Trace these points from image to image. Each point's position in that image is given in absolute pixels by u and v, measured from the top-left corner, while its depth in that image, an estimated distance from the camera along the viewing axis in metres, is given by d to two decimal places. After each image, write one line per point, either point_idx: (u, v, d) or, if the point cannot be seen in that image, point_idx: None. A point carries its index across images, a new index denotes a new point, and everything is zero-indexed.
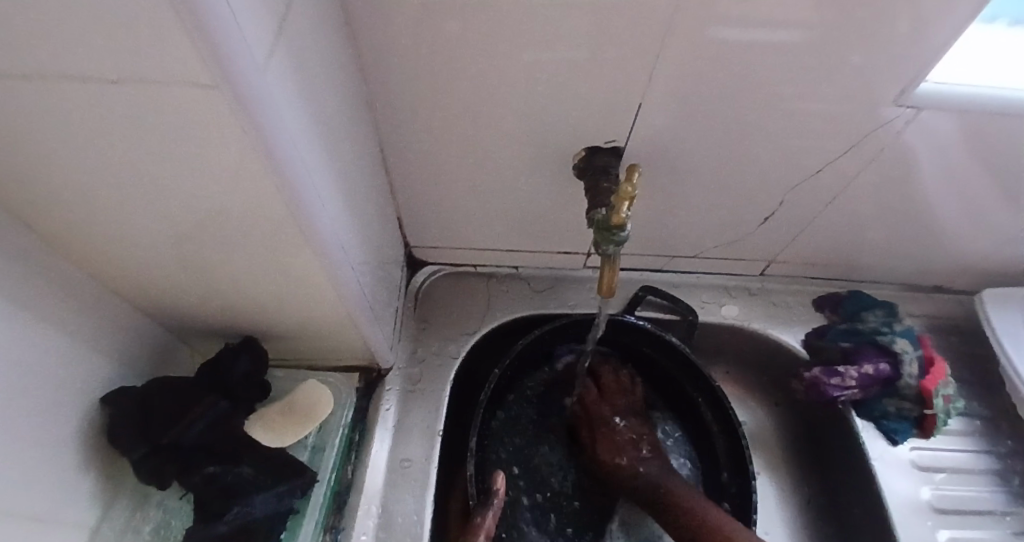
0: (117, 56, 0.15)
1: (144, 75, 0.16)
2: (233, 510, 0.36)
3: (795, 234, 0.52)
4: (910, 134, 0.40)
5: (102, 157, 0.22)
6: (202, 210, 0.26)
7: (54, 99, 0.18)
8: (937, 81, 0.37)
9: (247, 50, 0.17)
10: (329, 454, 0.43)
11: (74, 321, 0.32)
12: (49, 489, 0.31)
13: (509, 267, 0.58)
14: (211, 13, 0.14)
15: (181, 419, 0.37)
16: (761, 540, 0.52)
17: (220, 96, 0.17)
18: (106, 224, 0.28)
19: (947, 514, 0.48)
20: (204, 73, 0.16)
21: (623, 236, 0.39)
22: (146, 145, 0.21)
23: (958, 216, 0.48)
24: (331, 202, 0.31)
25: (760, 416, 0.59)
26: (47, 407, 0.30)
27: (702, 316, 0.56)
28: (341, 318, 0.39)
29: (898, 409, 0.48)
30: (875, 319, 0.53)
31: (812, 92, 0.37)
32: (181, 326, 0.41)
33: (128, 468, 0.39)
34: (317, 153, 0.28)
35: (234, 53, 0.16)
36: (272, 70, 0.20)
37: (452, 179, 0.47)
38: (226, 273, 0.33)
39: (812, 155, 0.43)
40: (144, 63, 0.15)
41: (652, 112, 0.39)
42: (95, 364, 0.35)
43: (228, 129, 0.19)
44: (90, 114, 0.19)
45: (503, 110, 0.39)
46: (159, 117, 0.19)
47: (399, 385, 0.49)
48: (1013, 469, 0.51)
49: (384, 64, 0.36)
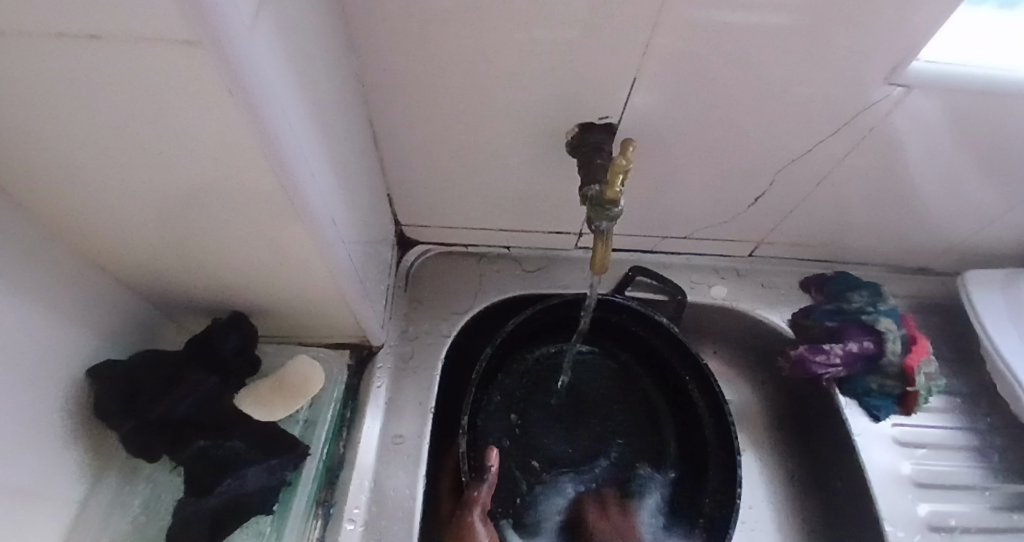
0: (89, 13, 0.14)
1: (117, 34, 0.15)
2: (226, 482, 0.36)
3: (784, 216, 0.52)
4: (899, 115, 0.40)
5: (79, 123, 0.21)
6: (185, 180, 0.26)
7: (22, 59, 0.17)
8: (928, 60, 0.37)
9: (234, 8, 0.16)
10: (320, 428, 0.43)
11: (55, 296, 0.32)
12: (35, 466, 0.31)
13: (501, 248, 0.58)
14: None
15: (170, 394, 0.36)
16: (744, 512, 0.54)
17: (205, 57, 0.17)
18: (85, 194, 0.27)
19: (926, 488, 0.49)
20: (189, 31, 0.15)
21: (617, 212, 0.39)
22: (123, 108, 0.20)
23: (943, 197, 0.49)
24: (320, 174, 0.31)
25: (747, 395, 0.60)
26: (30, 382, 0.30)
27: (692, 297, 0.57)
28: (331, 294, 0.39)
29: (880, 385, 0.49)
30: (861, 298, 0.53)
31: (805, 71, 0.37)
32: (167, 303, 0.40)
33: (116, 444, 0.38)
34: (305, 123, 0.28)
35: (219, 14, 0.15)
36: (259, 33, 0.19)
37: (443, 156, 0.46)
38: (212, 246, 0.33)
39: (803, 135, 0.43)
40: (118, 22, 0.15)
41: (645, 89, 0.39)
42: (78, 340, 0.34)
43: (216, 91, 0.19)
44: (63, 75, 0.18)
45: (495, 86, 0.39)
46: (135, 79, 0.18)
47: (390, 363, 0.49)
48: (990, 443, 0.53)
49: (371, 35, 0.35)
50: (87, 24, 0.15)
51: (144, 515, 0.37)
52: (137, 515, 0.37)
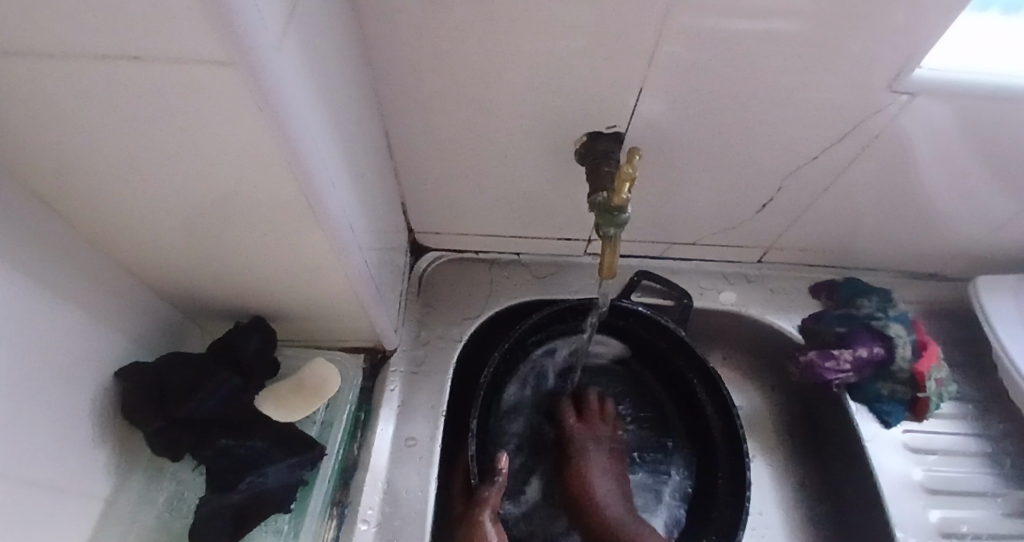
0: (136, 36, 0.16)
1: (160, 53, 0.17)
2: (247, 480, 0.37)
3: (792, 221, 0.53)
4: (904, 120, 0.41)
5: (119, 136, 0.22)
6: (213, 189, 0.27)
7: (74, 77, 0.18)
8: (930, 67, 0.37)
9: (260, 27, 0.17)
10: (336, 430, 0.44)
11: (88, 299, 0.33)
12: (66, 462, 0.32)
13: (511, 254, 0.59)
14: None
15: (194, 394, 0.37)
16: (754, 519, 0.53)
17: (237, 74, 0.18)
18: (119, 202, 0.28)
19: (938, 494, 0.49)
20: (222, 49, 0.16)
21: (624, 217, 0.40)
22: (162, 122, 0.21)
23: (951, 202, 0.49)
24: (339, 182, 0.32)
25: (756, 400, 0.60)
26: (63, 380, 0.31)
27: (700, 302, 0.57)
28: (347, 298, 0.40)
29: (891, 391, 0.49)
30: (870, 304, 0.53)
31: (809, 78, 0.38)
32: (190, 306, 0.42)
33: (141, 443, 0.40)
34: (326, 134, 0.29)
35: (249, 33, 0.16)
36: (282, 48, 0.20)
37: (455, 164, 0.47)
38: (235, 252, 0.34)
39: (808, 142, 0.43)
40: (163, 43, 0.16)
41: (652, 97, 0.40)
42: (108, 341, 0.36)
43: (243, 105, 0.20)
44: (109, 91, 0.19)
45: (505, 95, 0.40)
46: (175, 96, 0.19)
47: (403, 367, 0.50)
48: (1005, 450, 0.52)
49: (387, 49, 0.36)
50: (136, 44, 0.16)
51: (167, 513, 0.39)
52: (160, 512, 0.39)
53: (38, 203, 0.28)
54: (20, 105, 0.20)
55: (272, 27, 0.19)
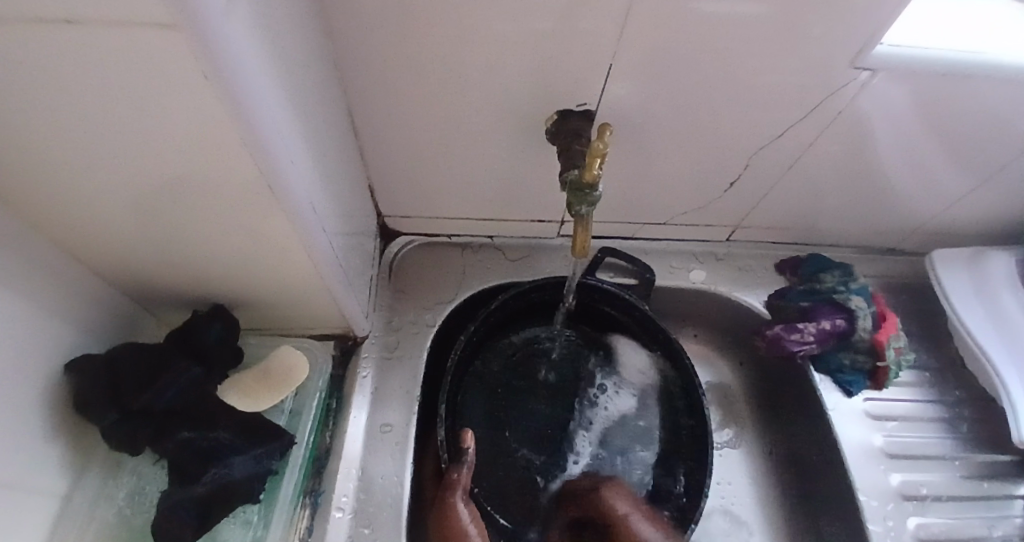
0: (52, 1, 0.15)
1: (90, 19, 0.16)
2: (211, 471, 0.36)
3: (759, 199, 0.54)
4: (864, 98, 0.42)
5: (42, 107, 0.21)
6: (159, 169, 0.26)
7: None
8: (889, 44, 0.38)
9: None
10: (306, 418, 0.44)
11: (31, 290, 0.31)
12: (16, 461, 0.31)
13: (484, 237, 0.58)
14: None
15: (152, 384, 0.36)
16: (722, 489, 0.55)
17: (182, 43, 0.17)
18: (54, 181, 0.27)
19: (898, 458, 0.51)
20: (166, 16, 0.15)
21: (596, 196, 0.39)
22: (90, 90, 0.20)
23: (908, 178, 0.51)
24: (299, 160, 0.31)
25: (726, 375, 0.61)
26: (8, 378, 0.30)
27: (671, 281, 0.58)
28: (314, 283, 0.39)
29: (852, 361, 0.51)
30: (834, 277, 0.55)
31: (775, 57, 0.38)
32: (148, 295, 0.40)
33: (96, 438, 0.38)
34: (283, 110, 0.28)
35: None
36: (232, 22, 0.19)
37: (422, 145, 0.46)
38: (189, 236, 0.33)
39: (773, 120, 0.44)
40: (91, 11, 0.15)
41: (620, 76, 0.40)
42: (56, 335, 0.34)
43: (191, 77, 0.19)
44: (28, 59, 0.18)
45: (472, 74, 0.39)
46: (111, 67, 0.18)
47: (375, 352, 0.50)
48: (959, 415, 0.55)
49: (347, 24, 0.35)
50: (50, 7, 0.15)
51: (128, 508, 0.38)
52: (121, 508, 0.38)
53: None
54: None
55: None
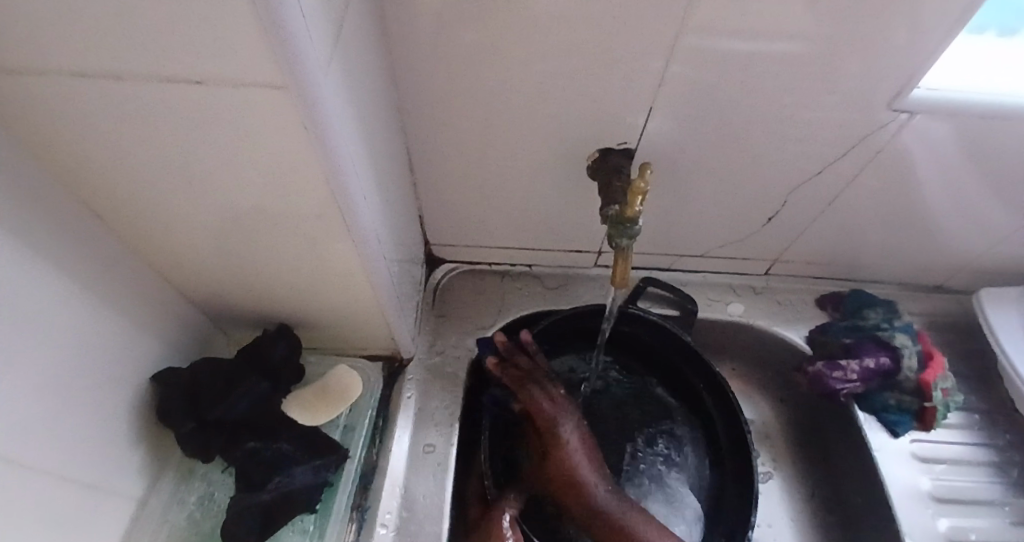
0: (204, 57, 0.19)
1: (231, 76, 0.20)
2: (276, 480, 0.39)
3: (796, 235, 0.54)
4: (903, 138, 0.43)
5: (166, 139, 0.24)
6: (253, 201, 0.30)
7: (140, 82, 0.20)
8: (927, 87, 0.39)
9: (308, 49, 0.20)
10: (358, 433, 0.46)
11: (129, 304, 0.35)
12: (102, 460, 0.34)
13: (523, 265, 0.61)
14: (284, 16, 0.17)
15: (228, 397, 0.39)
16: (763, 532, 0.54)
17: (289, 96, 0.21)
18: (160, 207, 0.30)
19: (945, 503, 0.49)
20: (278, 72, 0.19)
21: (636, 229, 0.41)
22: (215, 126, 0.23)
23: (953, 217, 0.51)
24: (368, 193, 0.34)
25: (765, 412, 0.60)
26: (103, 380, 0.33)
27: (708, 313, 0.58)
28: (370, 306, 0.42)
29: (898, 401, 0.50)
30: (876, 316, 0.54)
31: (816, 98, 0.39)
32: (220, 313, 0.44)
33: (168, 446, 0.41)
34: (358, 150, 0.31)
35: (296, 50, 0.19)
36: (321, 60, 0.23)
37: (470, 179, 0.49)
38: (264, 260, 0.36)
39: (812, 157, 0.45)
40: (232, 66, 0.19)
41: (660, 116, 0.42)
42: (146, 345, 0.38)
43: (293, 123, 0.23)
44: (171, 96, 0.21)
45: (520, 116, 0.42)
46: (236, 114, 0.22)
47: (419, 374, 0.52)
48: (1012, 460, 0.52)
49: (411, 70, 0.39)
50: (203, 65, 0.19)
51: (198, 513, 0.40)
52: (191, 512, 0.40)
53: (83, 204, 0.30)
54: (78, 106, 0.22)
55: (313, 33, 0.21)
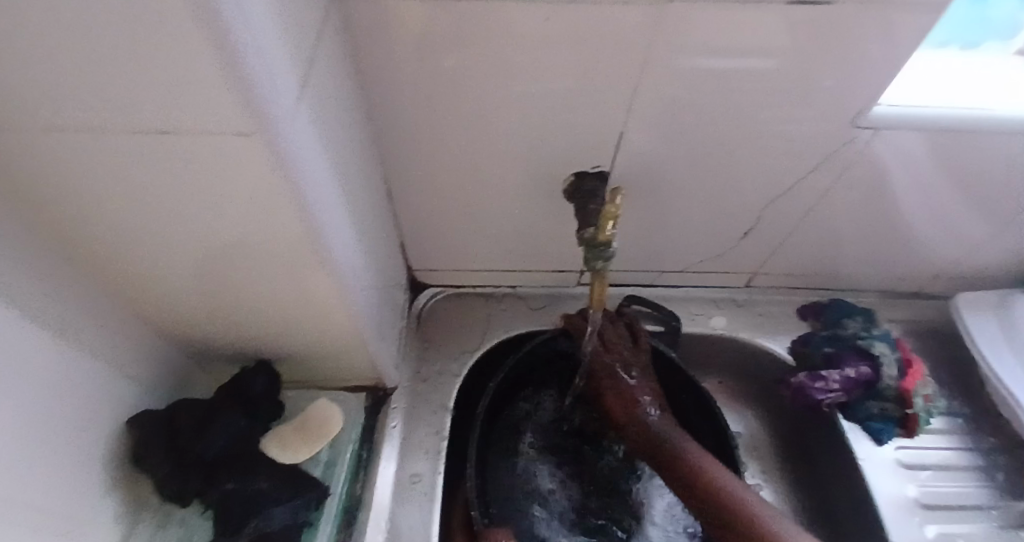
0: (166, 105, 0.19)
1: (196, 124, 0.20)
2: (253, 523, 0.38)
3: (774, 248, 0.55)
4: (869, 152, 0.44)
5: (132, 184, 0.24)
6: (225, 240, 0.30)
7: (103, 132, 0.20)
8: (887, 103, 0.41)
9: (276, 99, 0.21)
10: (340, 468, 0.45)
11: (103, 345, 0.35)
12: (76, 508, 0.33)
13: (508, 287, 0.61)
14: (248, 65, 0.17)
15: (206, 434, 0.38)
16: None
17: (258, 142, 0.21)
18: (133, 250, 0.30)
19: (933, 510, 0.49)
20: (245, 120, 0.20)
21: (610, 251, 0.41)
22: (181, 171, 0.23)
23: (926, 225, 0.52)
24: (343, 228, 0.34)
25: (753, 425, 0.60)
26: (78, 423, 0.33)
27: (692, 327, 0.59)
28: (351, 338, 0.42)
29: (882, 409, 0.50)
30: (856, 325, 0.55)
31: (781, 116, 0.41)
32: (199, 350, 0.43)
33: (144, 489, 0.40)
34: (331, 188, 0.31)
35: (263, 101, 0.20)
36: (291, 104, 0.23)
37: (450, 205, 0.50)
38: (241, 296, 0.36)
39: (783, 172, 0.46)
40: (197, 114, 0.19)
41: (632, 140, 0.43)
42: (121, 386, 0.37)
43: (261, 166, 0.23)
44: (135, 144, 0.21)
45: (496, 143, 0.43)
46: (202, 159, 0.22)
47: (405, 402, 0.51)
48: (997, 464, 0.53)
49: (386, 101, 0.39)
50: (167, 114, 0.19)
51: None
52: None
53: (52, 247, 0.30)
54: (43, 157, 0.22)
55: (282, 82, 0.21)
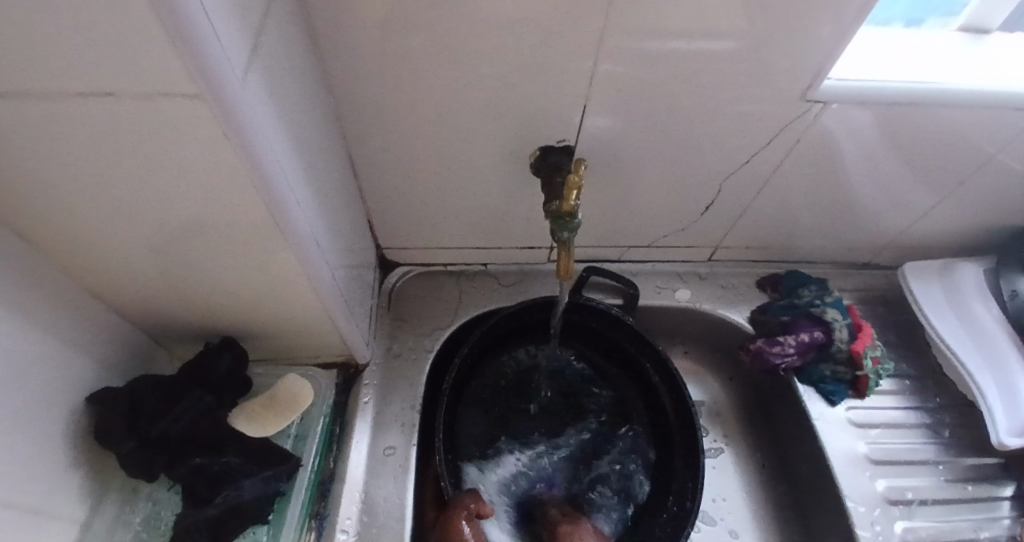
0: (108, 69, 0.19)
1: (144, 90, 0.20)
2: (224, 493, 0.39)
3: (734, 222, 0.57)
4: (820, 127, 0.46)
5: (78, 156, 0.24)
6: (181, 215, 0.30)
7: (43, 99, 0.20)
8: (836, 79, 0.42)
9: (227, 65, 0.21)
10: (311, 442, 0.46)
11: (61, 326, 0.34)
12: (41, 490, 0.33)
13: (478, 265, 0.62)
14: (193, 30, 0.17)
15: (169, 412, 0.39)
16: (719, 506, 0.56)
17: (206, 106, 0.21)
18: (83, 225, 0.30)
19: (883, 465, 0.52)
20: (193, 83, 0.20)
21: (576, 222, 0.43)
22: (132, 141, 0.23)
23: (875, 196, 0.54)
24: (305, 201, 0.34)
25: (716, 392, 0.63)
26: (38, 406, 0.32)
27: (658, 301, 0.61)
28: (319, 314, 0.42)
29: (833, 372, 0.54)
30: (810, 292, 0.58)
31: (737, 92, 0.42)
32: (163, 330, 0.43)
33: (111, 470, 0.40)
34: (290, 159, 0.31)
35: (215, 65, 0.19)
36: (241, 71, 0.23)
37: (417, 183, 0.50)
38: (203, 273, 0.36)
39: (739, 148, 0.48)
40: (144, 79, 0.19)
41: (594, 115, 0.43)
42: (81, 368, 0.37)
43: (214, 133, 0.23)
44: (80, 113, 0.21)
45: (460, 119, 0.43)
46: (151, 128, 0.22)
47: (376, 379, 0.52)
48: (941, 421, 0.56)
49: (346, 77, 0.39)
50: (112, 81, 0.19)
51: (145, 532, 0.40)
52: (138, 532, 0.40)
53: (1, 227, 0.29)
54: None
55: (230, 46, 0.21)
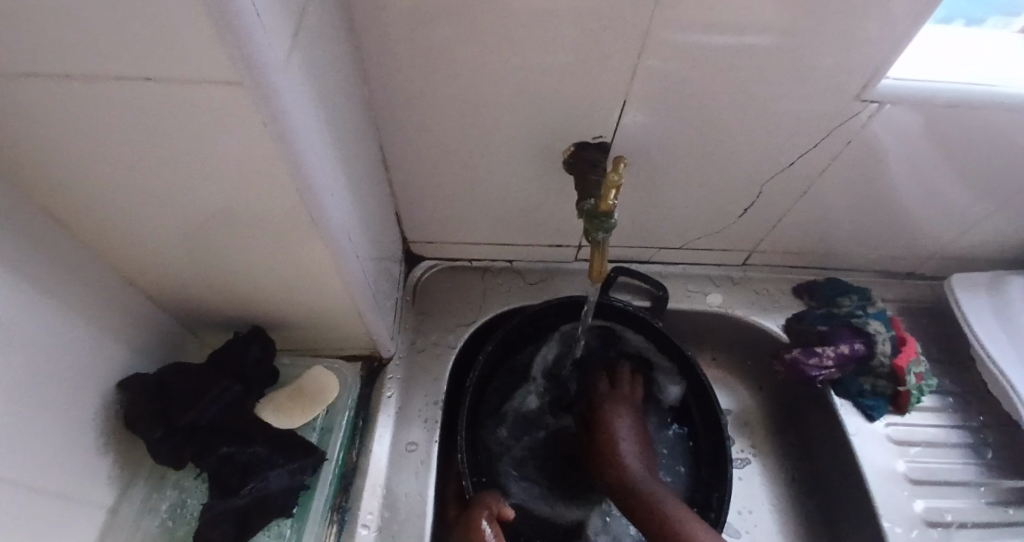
0: (149, 53, 0.18)
1: (184, 75, 0.19)
2: (250, 484, 0.39)
3: (772, 226, 0.55)
4: (872, 129, 0.43)
5: (119, 142, 0.24)
6: (217, 204, 0.29)
7: (84, 82, 0.19)
8: (894, 78, 0.40)
9: (267, 49, 0.19)
10: (336, 435, 0.46)
11: (93, 311, 0.34)
12: (71, 473, 0.33)
13: (504, 261, 0.60)
14: (235, 11, 0.16)
15: (198, 401, 0.39)
16: (742, 517, 0.55)
17: (244, 91, 0.20)
18: (120, 211, 0.29)
19: (921, 484, 0.50)
20: (234, 69, 0.19)
21: (611, 223, 0.41)
22: (172, 128, 0.23)
23: (924, 204, 0.51)
24: (338, 192, 0.33)
25: (743, 400, 0.62)
26: (69, 390, 0.32)
27: (688, 304, 0.59)
28: (347, 306, 0.41)
29: (873, 386, 0.51)
30: (852, 301, 0.56)
31: (788, 90, 0.40)
32: (192, 317, 0.43)
33: (140, 455, 0.41)
34: (325, 148, 0.30)
35: (254, 48, 0.18)
36: (281, 57, 0.22)
37: (446, 176, 0.49)
38: (234, 262, 0.35)
39: (784, 149, 0.46)
40: (184, 64, 0.18)
41: (633, 111, 0.42)
42: (112, 353, 0.37)
43: (252, 120, 0.22)
44: (121, 97, 0.20)
45: (495, 112, 0.42)
46: (190, 114, 0.22)
47: (400, 373, 0.51)
48: (985, 441, 0.54)
49: (381, 66, 0.38)
50: (154, 66, 0.19)
51: (170, 521, 0.40)
52: (163, 521, 0.40)
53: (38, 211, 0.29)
54: (26, 108, 0.21)
55: (271, 29, 0.20)
